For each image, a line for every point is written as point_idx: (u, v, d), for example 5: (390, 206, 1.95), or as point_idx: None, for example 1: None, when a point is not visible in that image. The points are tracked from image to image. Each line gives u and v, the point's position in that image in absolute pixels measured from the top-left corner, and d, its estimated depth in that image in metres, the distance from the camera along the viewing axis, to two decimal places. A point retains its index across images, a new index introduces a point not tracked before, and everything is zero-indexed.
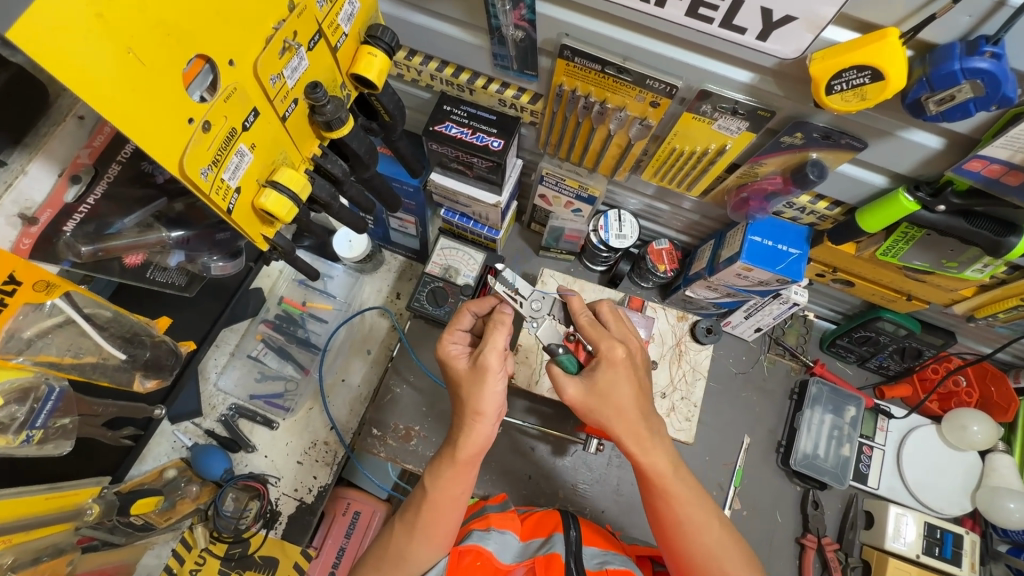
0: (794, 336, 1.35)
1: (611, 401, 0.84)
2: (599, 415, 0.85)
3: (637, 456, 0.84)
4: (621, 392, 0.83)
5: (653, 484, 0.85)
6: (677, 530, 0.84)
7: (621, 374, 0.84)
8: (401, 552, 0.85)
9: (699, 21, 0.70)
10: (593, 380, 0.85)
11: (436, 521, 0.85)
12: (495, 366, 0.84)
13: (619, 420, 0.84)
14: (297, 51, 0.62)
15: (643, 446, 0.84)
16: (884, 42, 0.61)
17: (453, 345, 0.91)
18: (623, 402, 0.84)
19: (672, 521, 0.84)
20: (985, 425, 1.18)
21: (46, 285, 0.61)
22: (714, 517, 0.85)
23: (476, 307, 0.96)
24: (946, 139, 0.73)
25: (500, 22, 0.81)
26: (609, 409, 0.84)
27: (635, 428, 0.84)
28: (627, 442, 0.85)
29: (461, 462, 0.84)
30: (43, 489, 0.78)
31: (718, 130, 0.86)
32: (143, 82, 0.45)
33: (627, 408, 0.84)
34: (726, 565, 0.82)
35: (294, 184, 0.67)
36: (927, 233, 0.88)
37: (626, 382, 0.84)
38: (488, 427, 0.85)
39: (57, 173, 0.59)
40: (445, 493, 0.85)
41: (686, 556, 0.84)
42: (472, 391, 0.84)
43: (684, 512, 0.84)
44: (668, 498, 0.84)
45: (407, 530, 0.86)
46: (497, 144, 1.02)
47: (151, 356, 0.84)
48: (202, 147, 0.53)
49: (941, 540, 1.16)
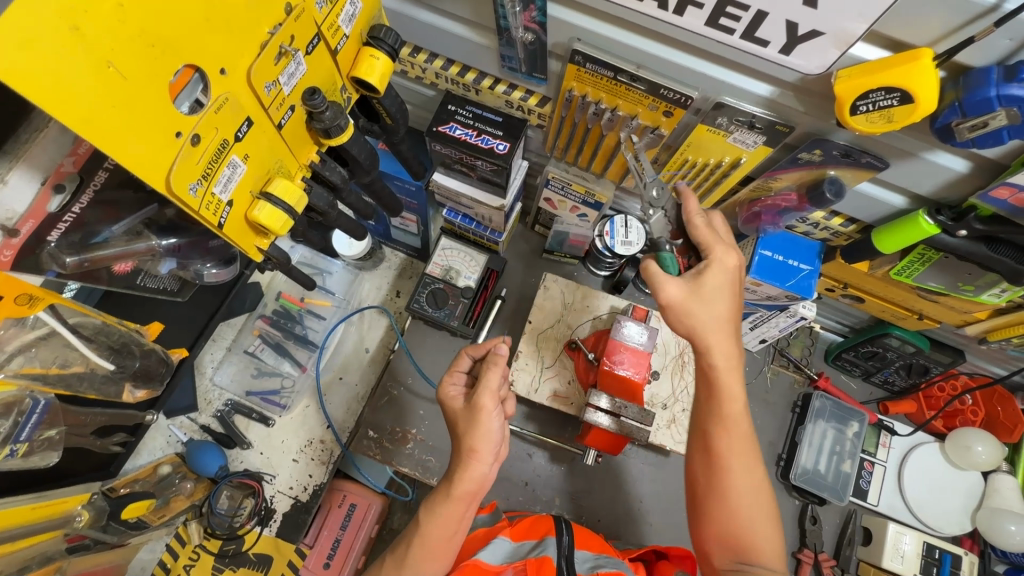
0: (799, 347, 1.33)
1: (711, 308, 0.77)
2: (695, 320, 0.77)
3: (721, 373, 0.78)
4: (722, 302, 0.77)
5: (723, 408, 0.78)
6: (722, 461, 0.78)
7: (726, 281, 0.78)
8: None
9: (720, 31, 0.66)
10: (700, 284, 0.77)
11: (429, 556, 0.82)
12: (489, 407, 0.81)
13: (714, 331, 0.77)
14: (294, 56, 0.58)
15: (729, 365, 0.78)
16: (915, 64, 0.58)
17: (452, 386, 0.88)
18: (721, 314, 0.77)
19: (721, 450, 0.78)
20: (989, 445, 1.16)
21: (29, 297, 0.58)
22: (761, 464, 0.79)
23: (475, 350, 0.91)
24: (972, 163, 0.70)
25: (509, 24, 0.78)
26: (708, 315, 0.77)
27: (728, 343, 0.78)
28: (715, 355, 0.78)
29: (457, 497, 0.80)
30: (28, 500, 0.78)
31: (733, 143, 0.82)
32: (124, 98, 0.42)
33: (722, 321, 0.78)
34: (753, 516, 0.77)
35: (289, 196, 0.64)
36: (944, 256, 0.85)
37: (728, 293, 0.78)
38: (483, 466, 0.81)
39: (39, 181, 0.56)
40: (439, 528, 0.81)
41: (727, 490, 0.77)
42: (468, 431, 0.81)
43: (738, 445, 0.78)
44: (727, 426, 0.78)
45: (397, 564, 0.83)
46: (503, 147, 0.98)
47: (141, 366, 0.82)
48: (190, 161, 0.50)
49: (940, 560, 1.15)
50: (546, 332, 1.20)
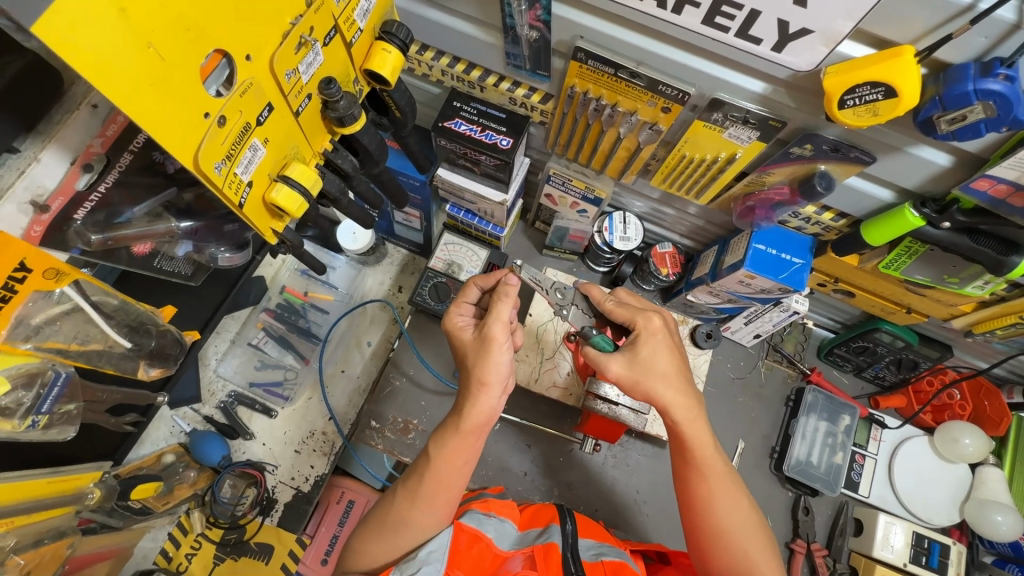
0: (792, 343, 1.36)
1: (655, 372, 0.81)
2: (646, 387, 0.82)
3: (683, 427, 0.82)
4: (663, 361, 0.82)
5: (694, 456, 0.82)
6: (707, 508, 0.81)
7: (661, 343, 0.83)
8: (403, 514, 0.84)
9: (716, 30, 0.70)
10: (635, 354, 0.82)
11: (441, 485, 0.83)
12: (501, 337, 0.82)
13: (666, 389, 0.81)
14: (313, 47, 0.62)
15: (690, 415, 0.82)
16: (898, 60, 0.62)
17: (459, 316, 0.91)
18: (667, 371, 0.82)
19: (702, 496, 0.81)
20: (976, 438, 1.20)
21: (56, 272, 0.61)
22: (744, 498, 0.82)
23: (483, 281, 0.95)
24: (954, 157, 0.74)
25: (515, 22, 0.81)
26: (654, 379, 0.81)
27: (685, 399, 0.82)
28: (674, 411, 0.81)
29: (465, 430, 0.83)
30: (44, 474, 0.79)
31: (728, 138, 0.86)
32: (162, 77, 0.46)
33: (670, 376, 0.82)
34: (749, 547, 0.79)
35: (305, 179, 0.67)
36: (930, 249, 0.89)
37: (666, 352, 0.83)
38: (492, 398, 0.83)
39: (69, 161, 0.60)
40: (448, 463, 0.83)
41: (719, 532, 0.80)
42: (478, 361, 0.83)
43: (717, 488, 0.81)
44: (704, 473, 0.82)
45: (408, 497, 0.84)
46: (506, 143, 1.01)
47: (155, 345, 0.85)
48: (216, 141, 0.53)
49: (929, 549, 1.18)
50: (546, 325, 1.22)
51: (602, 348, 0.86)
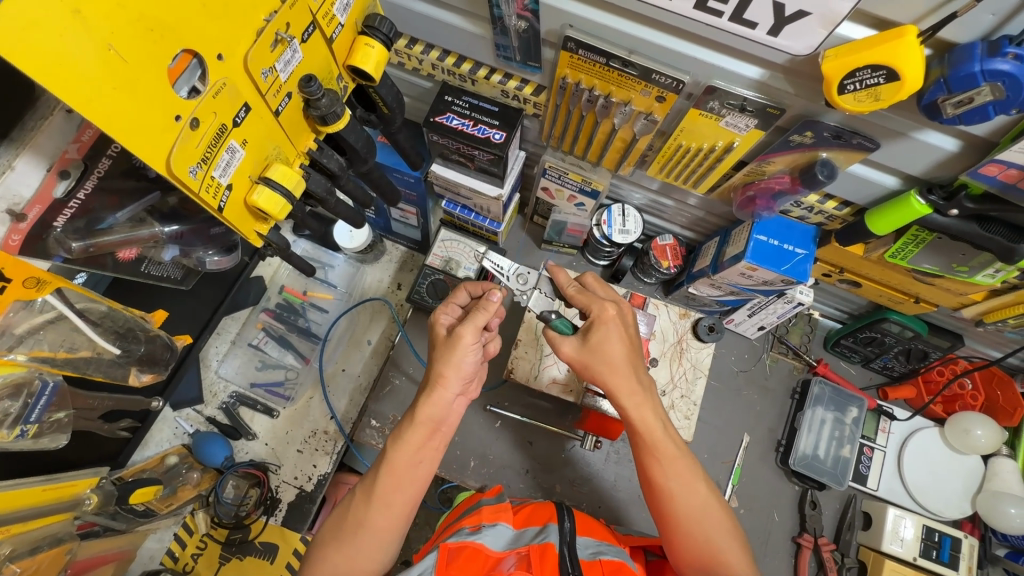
0: (798, 334, 1.33)
1: (605, 357, 0.82)
2: (594, 371, 0.83)
3: (628, 411, 0.82)
4: (614, 348, 0.81)
5: (642, 439, 0.81)
6: (664, 493, 0.79)
7: (613, 331, 0.82)
8: (360, 515, 0.80)
9: (709, 14, 0.67)
10: (587, 338, 0.83)
11: (400, 485, 0.81)
12: (469, 340, 0.81)
13: (613, 375, 0.81)
14: (290, 43, 0.60)
15: (634, 399, 0.82)
16: (899, 41, 0.59)
17: (442, 314, 0.89)
18: (616, 359, 0.81)
19: (657, 480, 0.80)
20: (988, 429, 1.17)
21: (36, 281, 0.63)
22: (700, 478, 0.81)
23: (475, 289, 0.93)
24: (962, 142, 0.71)
25: (502, 12, 0.79)
26: (602, 365, 0.82)
27: (629, 383, 0.81)
28: (619, 396, 0.82)
29: (421, 423, 0.82)
30: (40, 481, 0.80)
31: (726, 126, 0.83)
32: (125, 79, 0.44)
33: (618, 364, 0.81)
34: (709, 528, 0.77)
35: (287, 180, 0.66)
36: (937, 237, 0.86)
37: (613, 338, 0.82)
38: (448, 394, 0.82)
39: (45, 168, 0.60)
40: (404, 457, 0.81)
41: (677, 517, 0.78)
42: (441, 356, 0.82)
43: (670, 469, 0.80)
44: (656, 454, 0.81)
45: (365, 497, 0.81)
46: (499, 136, 0.99)
47: (146, 351, 0.85)
48: (190, 144, 0.51)
49: (940, 543, 1.15)
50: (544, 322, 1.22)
51: (560, 330, 0.88)
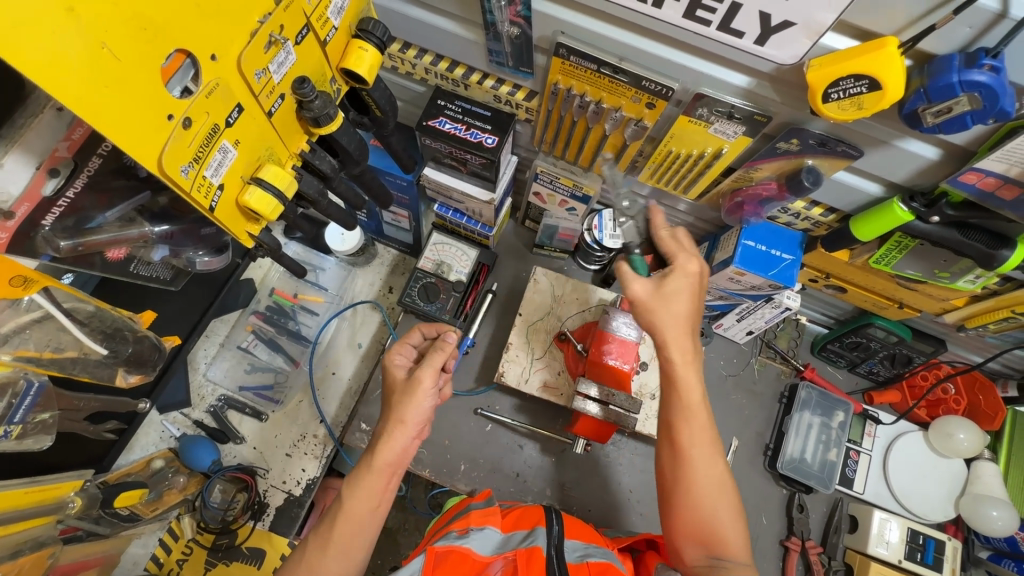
0: (786, 339, 1.37)
1: (671, 308, 0.82)
2: (656, 318, 0.82)
3: (675, 370, 0.83)
4: (683, 303, 0.82)
5: (682, 399, 0.83)
6: (687, 455, 0.81)
7: (687, 284, 0.82)
8: (307, 563, 0.77)
9: (697, 23, 0.68)
10: (662, 285, 0.82)
11: (347, 526, 0.79)
12: (427, 383, 0.84)
13: (674, 327, 0.82)
14: (283, 45, 0.60)
15: (685, 359, 0.83)
16: (881, 52, 0.60)
17: (397, 355, 0.92)
18: (680, 313, 0.82)
19: (684, 442, 0.82)
20: (971, 433, 1.19)
21: (23, 280, 0.62)
22: (721, 456, 0.83)
23: (428, 329, 0.97)
24: (942, 150, 0.72)
25: (495, 18, 0.80)
26: (666, 315, 0.82)
27: (682, 341, 0.83)
28: (672, 351, 0.82)
29: (379, 464, 0.81)
30: (23, 484, 0.79)
31: (714, 133, 0.84)
32: (118, 78, 0.44)
33: (682, 321, 0.82)
34: (718, 505, 0.80)
35: (279, 181, 0.66)
36: (920, 243, 0.88)
37: (685, 295, 0.82)
38: (406, 438, 0.82)
39: (35, 166, 0.59)
40: (362, 501, 0.79)
41: (694, 481, 0.80)
42: (402, 400, 0.84)
43: (700, 436, 0.82)
44: (690, 417, 0.82)
45: (319, 543, 0.78)
46: (491, 141, 1.00)
47: (132, 352, 0.84)
48: (182, 144, 0.52)
49: (924, 546, 1.16)
50: (535, 325, 1.22)
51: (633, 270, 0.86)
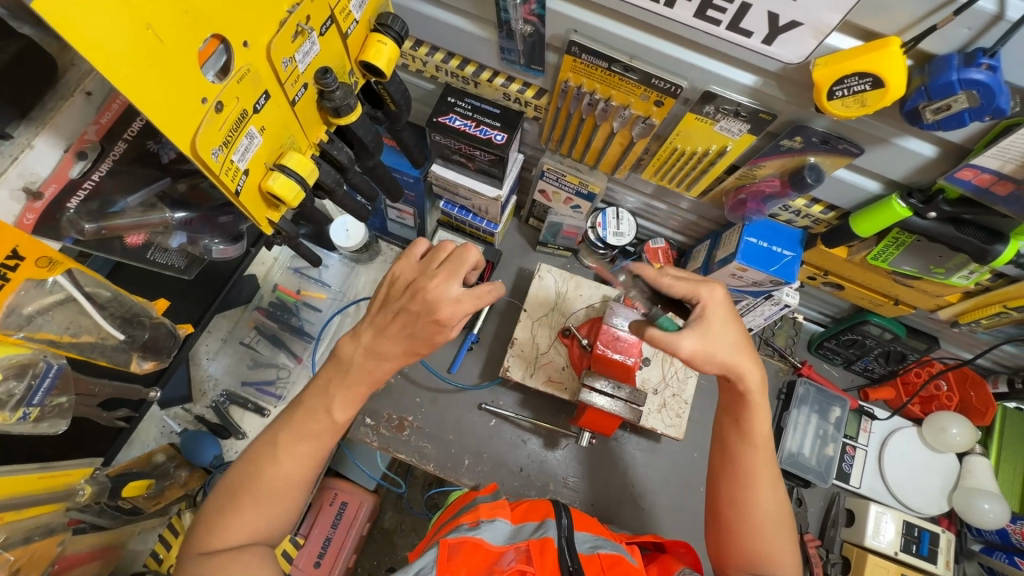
0: (783, 337, 1.38)
1: (738, 340, 0.80)
2: (720, 358, 0.78)
3: (747, 400, 0.82)
4: (732, 332, 0.79)
5: (751, 428, 0.83)
6: (752, 482, 0.82)
7: (727, 315, 0.80)
8: (268, 455, 0.74)
9: (707, 23, 0.71)
10: (706, 327, 0.78)
11: (315, 436, 0.76)
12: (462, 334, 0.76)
13: (743, 357, 0.80)
14: (309, 35, 0.62)
15: (758, 391, 0.82)
16: (884, 51, 0.63)
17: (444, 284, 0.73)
18: (737, 341, 0.80)
19: (749, 469, 0.82)
20: (964, 428, 1.22)
21: (47, 261, 0.63)
22: (779, 485, 0.84)
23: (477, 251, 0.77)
24: (939, 148, 0.76)
25: (509, 16, 0.82)
26: (726, 349, 0.79)
27: (756, 370, 0.82)
28: (749, 380, 0.81)
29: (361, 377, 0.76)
30: (35, 469, 0.79)
31: (719, 131, 0.87)
32: (159, 59, 0.46)
33: (737, 351, 0.80)
34: (776, 532, 0.80)
35: (302, 168, 0.67)
36: (917, 240, 0.91)
37: (733, 324, 0.80)
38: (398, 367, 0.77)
39: (64, 148, 0.60)
40: (338, 406, 0.75)
41: (758, 508, 0.81)
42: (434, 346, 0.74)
43: (764, 465, 0.82)
44: (755, 446, 0.83)
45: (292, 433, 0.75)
46: (501, 137, 1.02)
47: (149, 338, 0.87)
48: (214, 127, 0.53)
49: (919, 538, 1.19)
50: (540, 321, 1.23)
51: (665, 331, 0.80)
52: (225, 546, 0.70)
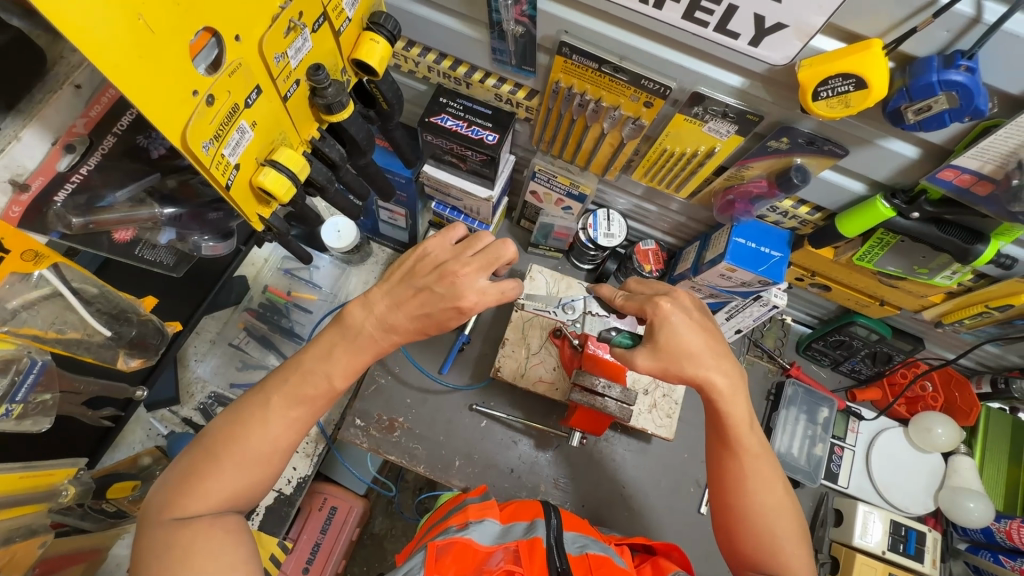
0: (772, 338, 1.40)
1: (688, 349, 0.77)
2: (681, 368, 0.78)
3: (717, 402, 0.80)
4: (693, 337, 0.77)
5: (728, 432, 0.80)
6: (741, 486, 0.79)
7: (681, 321, 0.77)
8: (254, 417, 0.71)
9: (695, 24, 0.72)
10: (657, 343, 0.78)
11: (305, 403, 0.73)
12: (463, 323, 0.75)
13: (705, 360, 0.78)
14: (302, 31, 0.62)
15: (728, 392, 0.79)
16: (869, 52, 0.65)
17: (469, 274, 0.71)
18: (695, 348, 0.77)
19: (734, 473, 0.80)
20: (949, 428, 1.24)
21: (34, 255, 0.64)
22: (779, 480, 0.80)
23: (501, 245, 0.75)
24: (921, 149, 0.77)
25: (501, 17, 0.83)
26: (682, 359, 0.77)
27: (722, 368, 0.78)
28: (714, 384, 0.78)
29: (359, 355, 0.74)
30: (18, 468, 0.78)
31: (707, 132, 0.88)
32: (150, 50, 0.46)
33: (701, 355, 0.77)
34: (776, 528, 0.77)
35: (293, 164, 0.67)
36: (900, 240, 0.93)
37: (690, 329, 0.77)
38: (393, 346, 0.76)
39: (51, 141, 0.60)
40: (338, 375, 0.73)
41: (750, 511, 0.78)
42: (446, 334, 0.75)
43: (751, 465, 0.80)
44: (737, 448, 0.80)
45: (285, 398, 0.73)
46: (492, 138, 1.02)
47: (136, 334, 0.87)
48: (205, 119, 0.53)
49: (906, 537, 1.19)
50: (531, 321, 1.24)
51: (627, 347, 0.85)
52: (203, 511, 0.67)
